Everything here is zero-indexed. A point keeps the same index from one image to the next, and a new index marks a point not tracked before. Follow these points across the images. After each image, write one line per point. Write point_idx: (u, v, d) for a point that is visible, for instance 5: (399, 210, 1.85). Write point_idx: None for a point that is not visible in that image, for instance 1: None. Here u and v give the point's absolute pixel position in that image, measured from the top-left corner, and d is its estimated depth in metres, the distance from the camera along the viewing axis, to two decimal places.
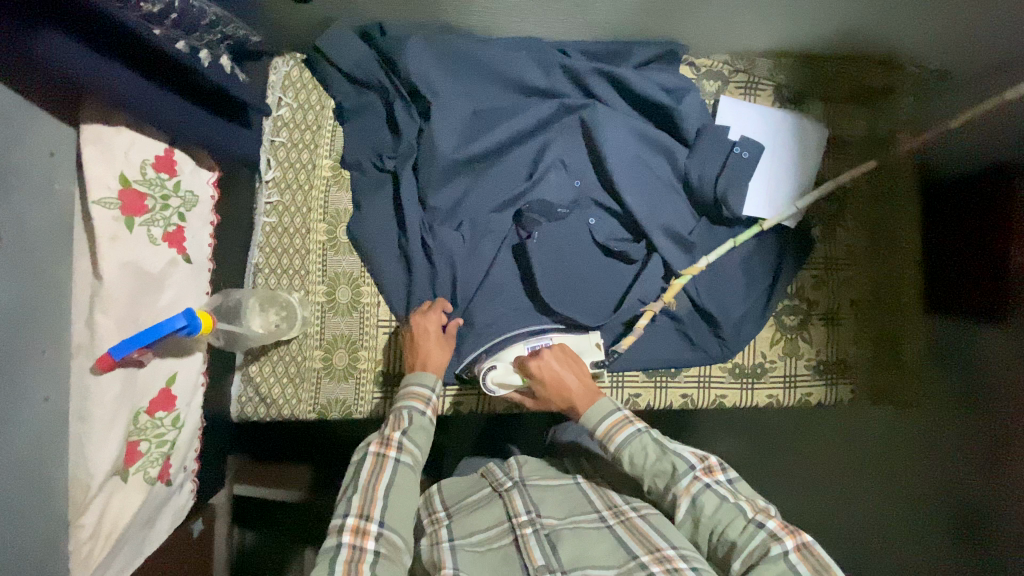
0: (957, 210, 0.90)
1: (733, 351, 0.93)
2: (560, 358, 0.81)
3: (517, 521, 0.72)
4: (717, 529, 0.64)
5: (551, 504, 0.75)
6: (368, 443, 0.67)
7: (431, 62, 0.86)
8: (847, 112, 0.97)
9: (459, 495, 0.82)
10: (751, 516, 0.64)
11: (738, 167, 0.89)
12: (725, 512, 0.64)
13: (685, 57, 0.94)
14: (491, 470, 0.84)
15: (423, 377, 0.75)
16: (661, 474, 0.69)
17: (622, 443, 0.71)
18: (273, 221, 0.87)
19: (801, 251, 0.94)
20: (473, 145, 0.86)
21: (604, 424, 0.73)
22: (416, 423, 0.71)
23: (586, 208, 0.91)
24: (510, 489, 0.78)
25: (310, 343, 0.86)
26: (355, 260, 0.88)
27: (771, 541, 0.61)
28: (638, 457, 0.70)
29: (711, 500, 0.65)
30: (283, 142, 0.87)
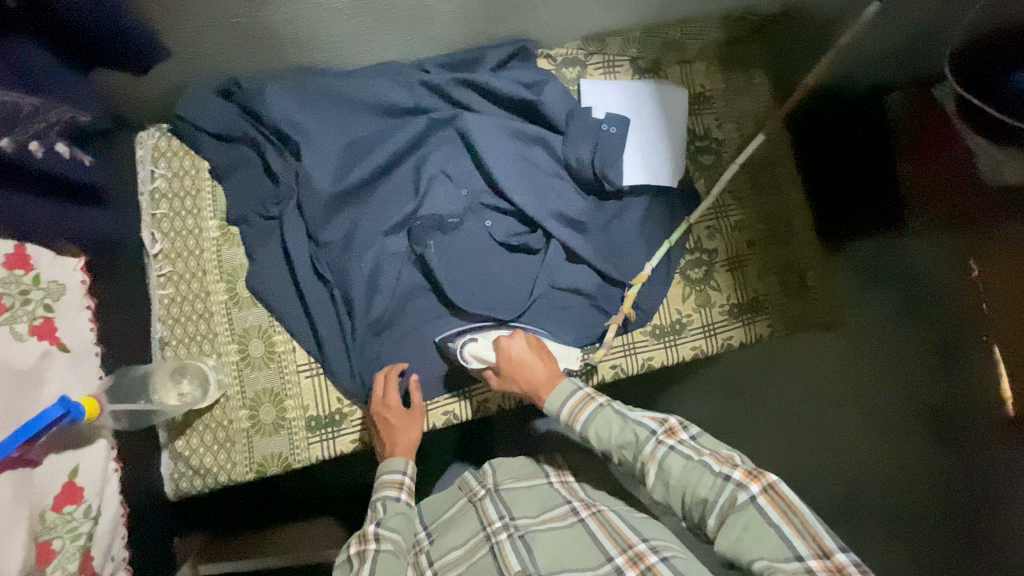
0: (856, 144, 1.07)
1: (649, 310, 0.96)
2: (532, 346, 0.84)
3: (492, 529, 0.75)
4: (687, 490, 0.66)
5: (522, 504, 0.79)
6: (349, 544, 0.67)
7: (294, 104, 0.87)
8: (705, 69, 1.02)
9: (438, 510, 0.85)
10: (716, 469, 0.65)
11: (609, 143, 0.93)
12: (692, 470, 0.66)
13: (540, 52, 0.98)
14: (466, 481, 0.87)
15: (394, 462, 0.76)
16: (625, 446, 0.71)
17: (586, 419, 0.74)
18: (170, 292, 0.87)
19: (687, 208, 0.98)
20: (352, 175, 0.87)
21: (567, 405, 0.76)
22: (395, 511, 0.71)
23: (480, 212, 0.94)
24: (485, 498, 0.81)
25: (233, 405, 0.85)
26: (261, 312, 0.88)
27: (737, 491, 0.63)
28: (603, 432, 0.72)
29: (676, 462, 0.67)
30: (164, 213, 0.88)
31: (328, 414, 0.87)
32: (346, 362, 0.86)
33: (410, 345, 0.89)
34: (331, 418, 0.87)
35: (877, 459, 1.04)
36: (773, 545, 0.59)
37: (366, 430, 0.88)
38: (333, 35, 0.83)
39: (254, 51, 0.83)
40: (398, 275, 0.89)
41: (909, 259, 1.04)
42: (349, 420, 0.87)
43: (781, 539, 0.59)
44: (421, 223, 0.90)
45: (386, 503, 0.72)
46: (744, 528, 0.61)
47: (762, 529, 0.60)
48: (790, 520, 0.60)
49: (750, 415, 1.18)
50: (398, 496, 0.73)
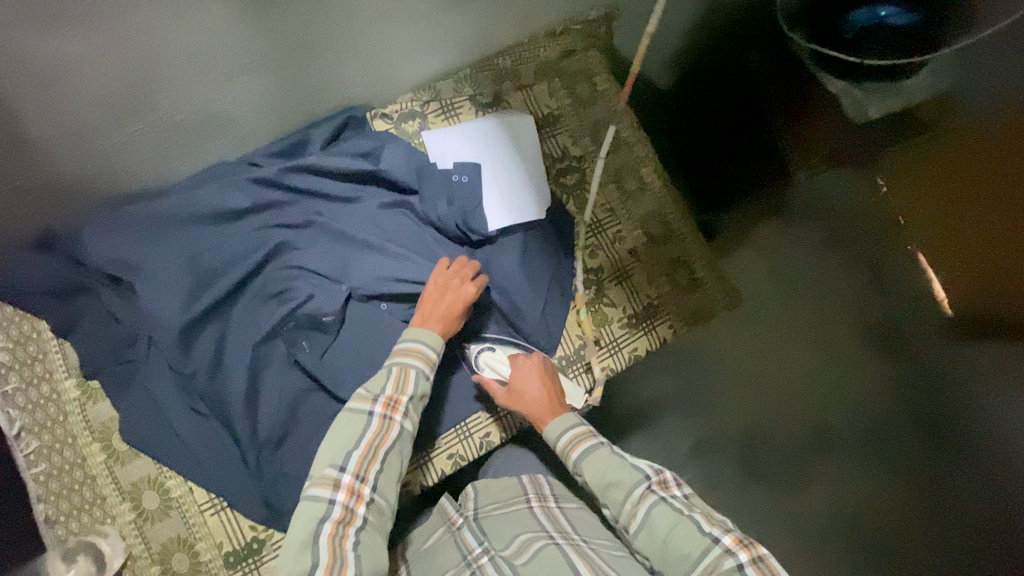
0: (721, 120, 1.22)
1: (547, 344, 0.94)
2: (541, 371, 0.86)
3: (472, 557, 0.72)
4: (671, 544, 0.63)
5: (500, 532, 0.75)
6: (375, 402, 0.71)
7: (119, 241, 0.81)
8: (546, 89, 0.99)
9: (417, 539, 0.79)
10: (705, 529, 0.63)
11: (463, 192, 0.91)
12: (679, 526, 0.64)
13: (374, 113, 0.94)
14: (444, 507, 0.81)
15: (434, 339, 0.79)
16: (615, 486, 0.69)
17: (581, 453, 0.73)
18: (43, 469, 0.78)
19: (563, 233, 0.97)
20: (205, 298, 0.83)
21: (568, 434, 0.76)
22: (419, 390, 0.75)
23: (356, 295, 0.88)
24: (463, 527, 0.77)
25: (142, 564, 0.81)
26: (146, 461, 0.83)
27: (724, 556, 0.60)
28: (598, 467, 0.71)
29: (664, 514, 0.65)
30: (14, 386, 0.79)
31: (245, 544, 0.83)
32: (248, 489, 0.82)
33: (310, 455, 0.83)
34: (250, 548, 0.83)
35: (856, 372, 1.15)
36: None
37: None
38: (131, 162, 0.77)
39: (54, 199, 0.77)
40: (280, 384, 0.84)
41: (820, 193, 1.25)
42: (270, 545, 0.83)
43: None
44: (291, 324, 0.85)
45: (418, 376, 0.75)
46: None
47: None
48: None
49: (723, 395, 1.15)
50: (424, 371, 0.76)
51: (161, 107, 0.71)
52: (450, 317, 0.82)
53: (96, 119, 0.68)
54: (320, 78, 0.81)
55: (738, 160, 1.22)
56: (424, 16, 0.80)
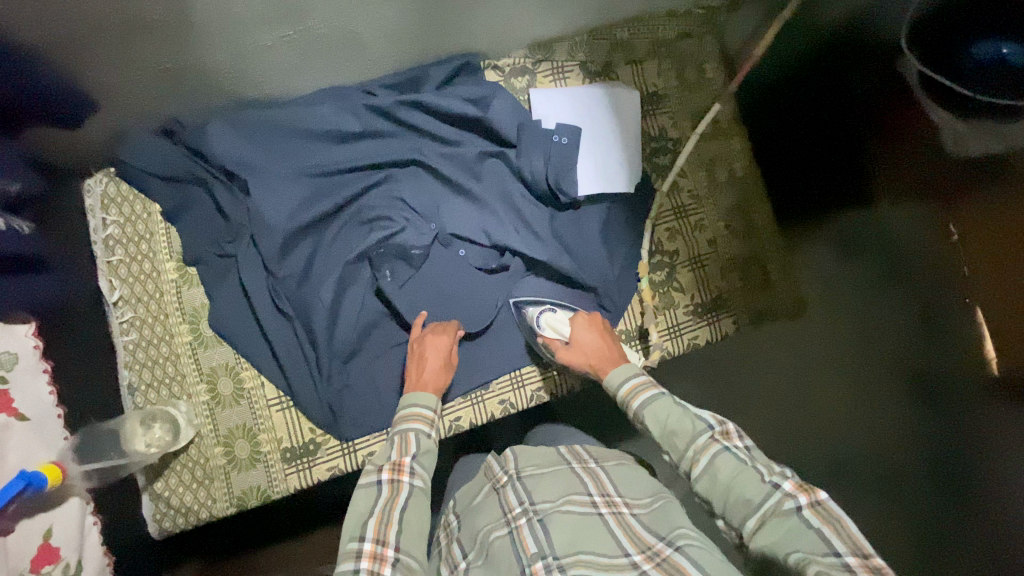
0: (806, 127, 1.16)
1: (612, 315, 0.96)
2: (592, 329, 0.88)
3: (511, 515, 0.68)
4: (734, 490, 0.62)
5: (543, 489, 0.70)
6: (380, 471, 0.66)
7: (239, 142, 0.87)
8: (655, 68, 1.00)
9: (465, 497, 0.78)
10: (766, 477, 0.61)
11: (561, 154, 0.93)
12: (741, 473, 0.62)
13: (487, 63, 0.96)
14: (490, 466, 0.79)
15: (427, 398, 0.77)
16: (679, 434, 0.68)
17: (644, 401, 0.73)
18: (134, 338, 0.86)
19: (646, 210, 0.98)
20: (307, 211, 0.87)
21: (629, 385, 0.76)
22: (424, 447, 0.71)
23: (446, 235, 0.92)
24: (506, 486, 0.73)
25: (207, 443, 0.87)
26: (227, 350, 0.88)
27: (784, 498, 0.59)
28: (661, 415, 0.70)
29: (728, 463, 0.63)
30: (120, 260, 0.87)
31: (302, 443, 0.88)
32: (316, 394, 0.88)
33: (375, 374, 0.89)
34: (306, 448, 0.88)
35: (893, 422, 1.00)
36: (814, 548, 0.55)
37: (341, 457, 0.88)
38: (267, 68, 0.81)
39: (189, 92, 0.82)
40: (361, 303, 0.89)
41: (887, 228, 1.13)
42: (324, 449, 0.88)
43: (821, 539, 0.56)
44: (381, 250, 0.90)
45: (419, 436, 0.72)
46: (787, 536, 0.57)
47: (807, 539, 0.56)
48: (833, 527, 0.56)
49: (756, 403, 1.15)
50: (424, 431, 0.74)
51: (309, 20, 0.75)
52: (440, 379, 0.82)
53: (252, 22, 0.72)
54: (450, 16, 0.83)
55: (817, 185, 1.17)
56: None
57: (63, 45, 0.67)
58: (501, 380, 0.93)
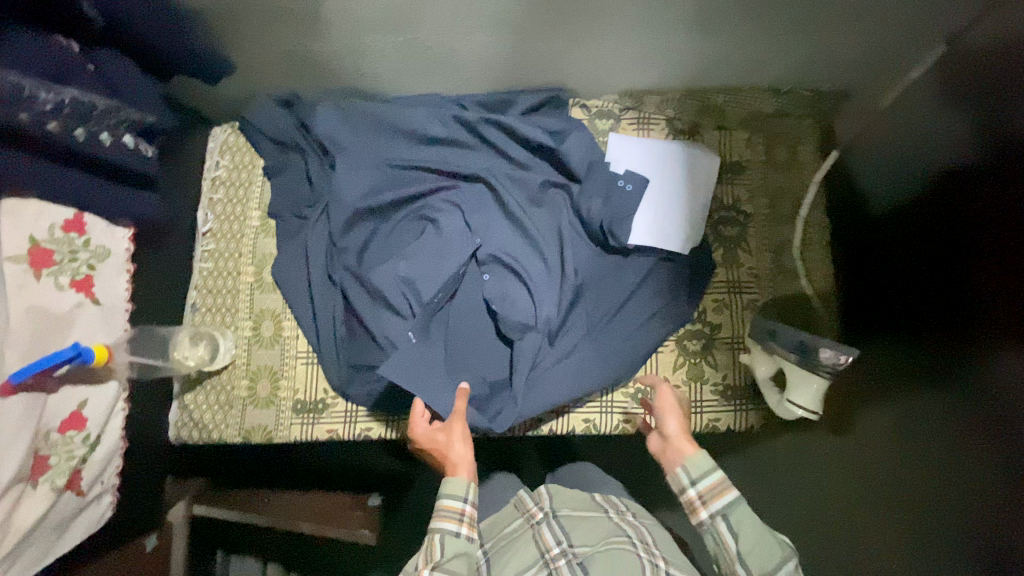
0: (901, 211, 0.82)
1: (632, 374, 0.93)
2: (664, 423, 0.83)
3: (550, 555, 0.75)
4: None
5: (581, 531, 0.77)
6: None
7: (337, 121, 0.97)
8: (744, 139, 0.98)
9: (492, 530, 0.83)
10: None
11: (622, 199, 0.94)
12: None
13: (577, 100, 1.00)
14: (521, 500, 0.84)
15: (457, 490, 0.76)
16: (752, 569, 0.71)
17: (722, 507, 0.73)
18: (209, 266, 1.00)
19: (696, 277, 0.96)
20: (375, 198, 0.95)
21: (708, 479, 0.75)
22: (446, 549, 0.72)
23: (494, 249, 0.94)
24: (542, 523, 0.79)
25: (237, 374, 0.97)
26: (278, 298, 0.99)
27: None
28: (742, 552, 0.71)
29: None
30: (219, 199, 1.02)
31: (313, 400, 0.96)
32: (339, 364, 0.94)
33: None
34: (314, 405, 0.96)
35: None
36: None
37: (342, 424, 0.95)
38: (376, 67, 0.92)
39: (310, 73, 0.94)
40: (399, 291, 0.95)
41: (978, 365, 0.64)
42: (330, 412, 0.95)
43: None
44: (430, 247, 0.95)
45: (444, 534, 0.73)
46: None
47: None
48: None
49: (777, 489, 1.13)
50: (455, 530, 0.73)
51: (418, 31, 0.83)
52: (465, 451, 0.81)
53: (369, 24, 0.82)
54: (546, 50, 0.88)
55: (945, 307, 0.74)
56: (658, 28, 0.84)
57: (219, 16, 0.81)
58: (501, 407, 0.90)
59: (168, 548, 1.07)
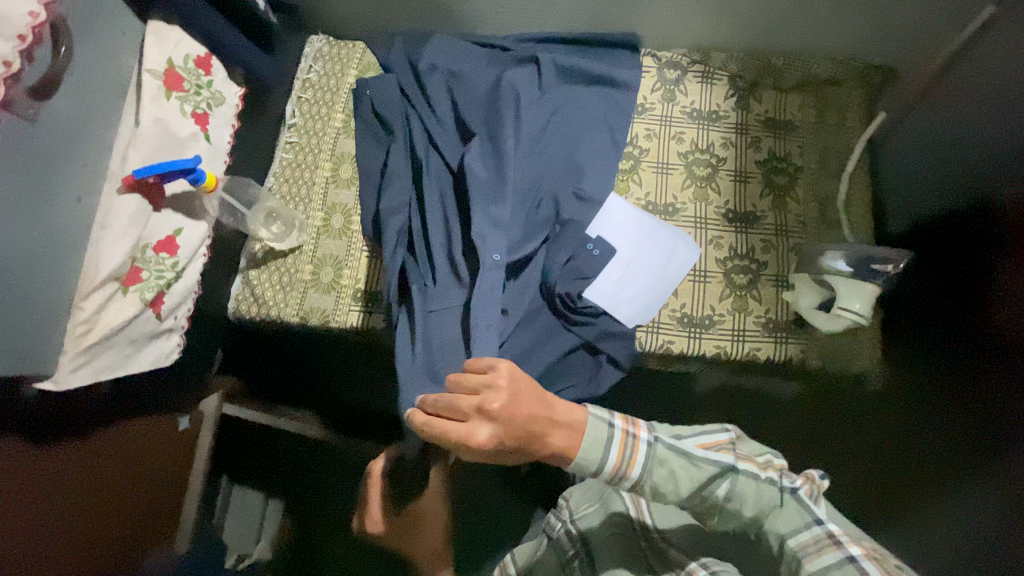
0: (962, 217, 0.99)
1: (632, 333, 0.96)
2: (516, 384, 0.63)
3: (567, 558, 0.81)
4: (762, 507, 0.62)
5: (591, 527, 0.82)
6: None
7: (443, 38, 1.07)
8: (798, 101, 1.07)
9: (520, 551, 0.89)
10: (791, 489, 0.63)
11: (591, 262, 0.97)
12: (762, 488, 0.62)
13: (648, 50, 1.10)
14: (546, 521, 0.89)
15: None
16: (692, 483, 0.62)
17: (642, 466, 0.61)
18: (289, 157, 1.05)
19: (743, 218, 1.03)
20: (462, 99, 1.00)
21: (614, 451, 0.62)
22: None
23: (539, 191, 0.99)
24: (560, 531, 0.85)
25: (303, 258, 1.00)
26: (351, 194, 1.04)
27: (827, 538, 0.59)
28: (666, 482, 0.62)
29: (748, 487, 0.62)
30: (307, 98, 1.08)
31: (373, 289, 0.99)
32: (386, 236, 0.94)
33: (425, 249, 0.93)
34: (374, 294, 0.98)
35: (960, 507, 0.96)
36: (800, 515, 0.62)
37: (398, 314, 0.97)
38: None
39: None
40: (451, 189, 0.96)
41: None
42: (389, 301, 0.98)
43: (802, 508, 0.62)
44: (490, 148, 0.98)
45: None
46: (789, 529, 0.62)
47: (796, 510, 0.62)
48: (868, 554, 0.58)
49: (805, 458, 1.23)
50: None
51: None
52: (432, 530, 0.88)
53: None
54: None
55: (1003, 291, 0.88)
56: None
57: None
58: (515, 343, 0.94)
59: (197, 440, 0.98)
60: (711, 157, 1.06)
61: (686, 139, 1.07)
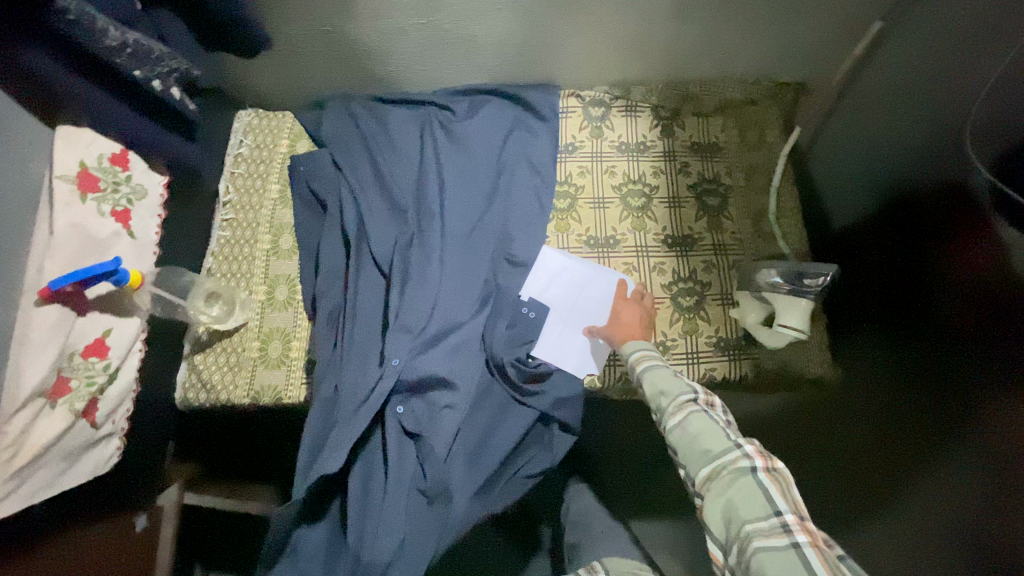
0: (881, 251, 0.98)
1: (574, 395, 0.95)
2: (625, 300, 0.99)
3: None
4: (699, 442, 0.70)
5: None
6: None
7: (368, 106, 1.11)
8: (720, 124, 1.12)
9: None
10: (732, 438, 0.69)
11: (525, 324, 0.99)
12: (711, 430, 0.71)
13: (571, 90, 1.13)
14: None
15: None
16: (665, 395, 0.76)
17: (648, 365, 0.81)
18: (227, 234, 1.04)
19: (682, 241, 1.06)
20: (386, 170, 1.04)
21: (636, 352, 0.85)
22: None
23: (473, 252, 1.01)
24: None
25: (249, 336, 0.98)
26: (293, 264, 1.03)
27: (740, 457, 0.67)
28: (658, 379, 0.78)
29: (698, 420, 0.72)
30: (240, 173, 1.08)
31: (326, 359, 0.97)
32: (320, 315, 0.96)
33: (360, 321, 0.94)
34: None
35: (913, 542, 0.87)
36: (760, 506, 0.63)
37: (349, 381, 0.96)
38: (395, 49, 1.03)
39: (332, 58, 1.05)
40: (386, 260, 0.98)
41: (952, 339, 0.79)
42: None
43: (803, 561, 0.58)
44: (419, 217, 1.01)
45: None
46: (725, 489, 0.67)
47: (752, 492, 0.65)
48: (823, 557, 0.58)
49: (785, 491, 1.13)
50: None
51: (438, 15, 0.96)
52: None
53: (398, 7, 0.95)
54: (546, 38, 1.02)
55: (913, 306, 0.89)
56: (646, 21, 0.99)
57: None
58: (466, 428, 0.92)
59: (156, 535, 0.99)
60: (644, 187, 1.09)
61: (618, 172, 1.10)
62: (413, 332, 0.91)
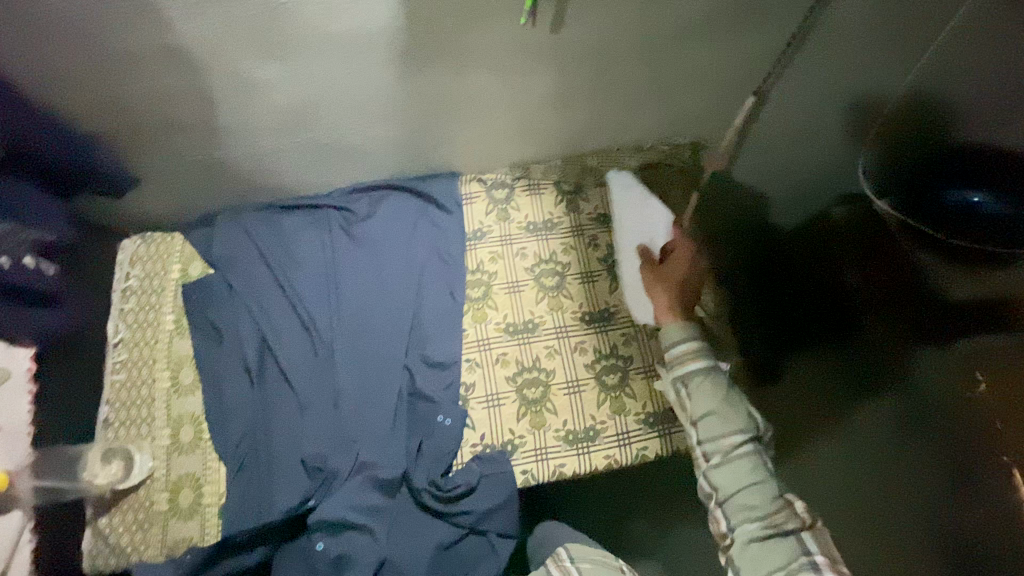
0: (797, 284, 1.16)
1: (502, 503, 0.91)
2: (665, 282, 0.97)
3: None
4: (744, 491, 0.75)
5: None
6: None
7: (264, 216, 1.07)
8: (623, 192, 1.13)
9: None
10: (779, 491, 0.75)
11: (443, 433, 0.95)
12: (757, 479, 0.75)
13: (471, 175, 1.12)
14: None
15: None
16: (722, 424, 0.79)
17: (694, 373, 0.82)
18: (122, 377, 0.97)
19: (599, 316, 1.05)
20: (286, 286, 1.01)
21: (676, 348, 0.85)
22: None
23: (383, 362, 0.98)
24: None
25: (156, 487, 0.92)
26: (197, 400, 0.97)
27: (785, 514, 0.73)
28: (710, 398, 0.81)
29: (756, 461, 0.76)
30: (131, 307, 1.01)
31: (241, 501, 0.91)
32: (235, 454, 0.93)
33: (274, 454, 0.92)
34: None
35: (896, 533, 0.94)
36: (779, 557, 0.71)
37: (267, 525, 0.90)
38: (281, 163, 0.99)
39: (214, 178, 1.00)
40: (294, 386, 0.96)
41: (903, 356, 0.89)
42: None
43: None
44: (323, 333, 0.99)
45: None
46: (763, 550, 0.72)
47: (777, 550, 0.71)
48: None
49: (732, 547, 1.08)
50: None
51: (314, 130, 0.93)
52: None
53: (271, 129, 0.91)
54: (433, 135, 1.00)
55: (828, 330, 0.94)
56: (528, 111, 0.99)
57: (121, 136, 0.87)
58: (390, 557, 0.88)
59: None
60: (556, 264, 1.07)
61: (529, 253, 1.08)
62: (326, 469, 0.91)
